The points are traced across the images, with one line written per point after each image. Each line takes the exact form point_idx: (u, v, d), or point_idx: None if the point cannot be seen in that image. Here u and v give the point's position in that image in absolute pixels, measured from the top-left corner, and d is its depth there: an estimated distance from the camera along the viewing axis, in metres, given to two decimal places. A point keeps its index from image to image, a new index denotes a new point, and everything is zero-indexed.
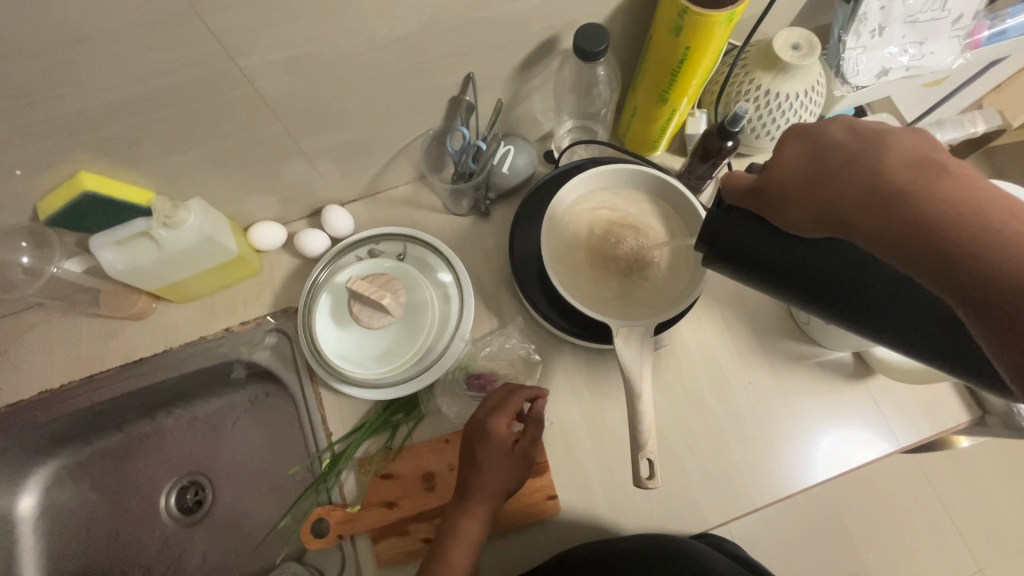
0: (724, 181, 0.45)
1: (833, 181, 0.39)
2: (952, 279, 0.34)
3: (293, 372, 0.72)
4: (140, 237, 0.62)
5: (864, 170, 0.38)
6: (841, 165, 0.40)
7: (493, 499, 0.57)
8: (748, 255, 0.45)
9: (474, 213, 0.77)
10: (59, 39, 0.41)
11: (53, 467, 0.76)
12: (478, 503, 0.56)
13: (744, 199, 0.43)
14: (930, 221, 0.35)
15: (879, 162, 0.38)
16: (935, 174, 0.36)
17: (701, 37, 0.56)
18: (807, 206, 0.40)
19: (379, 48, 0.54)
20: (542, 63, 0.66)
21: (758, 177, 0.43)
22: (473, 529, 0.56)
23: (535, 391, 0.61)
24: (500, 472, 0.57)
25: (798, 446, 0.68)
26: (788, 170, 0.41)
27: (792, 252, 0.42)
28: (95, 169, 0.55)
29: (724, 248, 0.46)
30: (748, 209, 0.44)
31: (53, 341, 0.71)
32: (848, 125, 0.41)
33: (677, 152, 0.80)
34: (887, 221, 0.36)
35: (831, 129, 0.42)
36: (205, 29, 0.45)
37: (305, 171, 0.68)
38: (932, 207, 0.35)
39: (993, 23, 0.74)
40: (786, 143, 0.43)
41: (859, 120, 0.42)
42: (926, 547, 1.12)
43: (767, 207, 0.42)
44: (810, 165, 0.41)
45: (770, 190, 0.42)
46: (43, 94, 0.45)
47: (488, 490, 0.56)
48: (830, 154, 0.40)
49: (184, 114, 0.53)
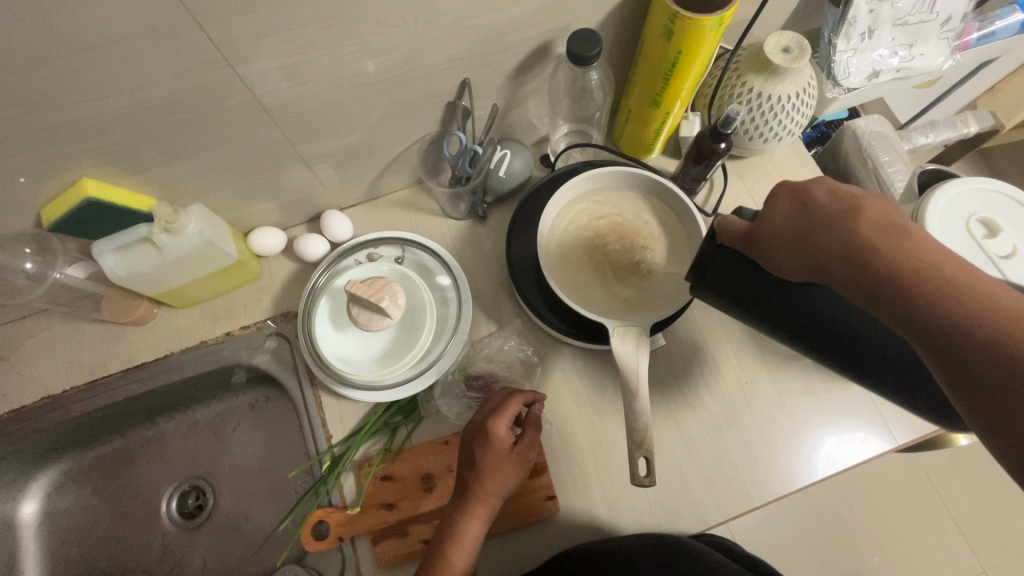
0: (720, 224, 0.48)
1: (815, 235, 0.42)
2: (915, 326, 0.37)
3: (293, 375, 0.72)
4: (140, 242, 0.62)
5: (841, 227, 0.41)
6: (822, 221, 0.42)
7: (492, 500, 0.57)
8: (735, 286, 0.48)
9: (471, 216, 0.78)
10: (63, 48, 0.43)
11: (54, 473, 0.77)
12: (479, 504, 0.56)
13: (737, 242, 0.46)
14: (897, 279, 0.38)
15: (856, 225, 0.40)
16: (902, 237, 0.39)
17: (692, 41, 0.57)
18: (792, 257, 0.43)
19: (377, 54, 0.55)
20: (537, 69, 0.67)
21: (752, 226, 0.46)
22: (473, 531, 0.56)
23: (533, 396, 0.63)
24: (500, 478, 0.57)
25: (794, 446, 0.68)
26: (775, 226, 0.44)
27: (775, 288, 0.46)
28: (97, 176, 0.56)
29: (716, 282, 0.49)
30: (738, 251, 0.47)
31: (55, 347, 0.72)
32: (830, 186, 0.44)
33: (672, 154, 0.81)
34: (860, 275, 0.39)
35: (815, 189, 0.44)
36: (205, 36, 0.46)
37: (304, 176, 0.69)
38: (899, 266, 0.38)
39: (982, 25, 0.76)
40: (777, 197, 0.46)
41: (837, 179, 0.45)
42: (930, 547, 1.11)
43: (757, 254, 0.46)
44: (797, 221, 0.43)
45: (758, 238, 0.45)
46: (48, 102, 0.47)
47: (489, 491, 0.57)
48: (813, 211, 0.43)
49: (184, 121, 0.54)
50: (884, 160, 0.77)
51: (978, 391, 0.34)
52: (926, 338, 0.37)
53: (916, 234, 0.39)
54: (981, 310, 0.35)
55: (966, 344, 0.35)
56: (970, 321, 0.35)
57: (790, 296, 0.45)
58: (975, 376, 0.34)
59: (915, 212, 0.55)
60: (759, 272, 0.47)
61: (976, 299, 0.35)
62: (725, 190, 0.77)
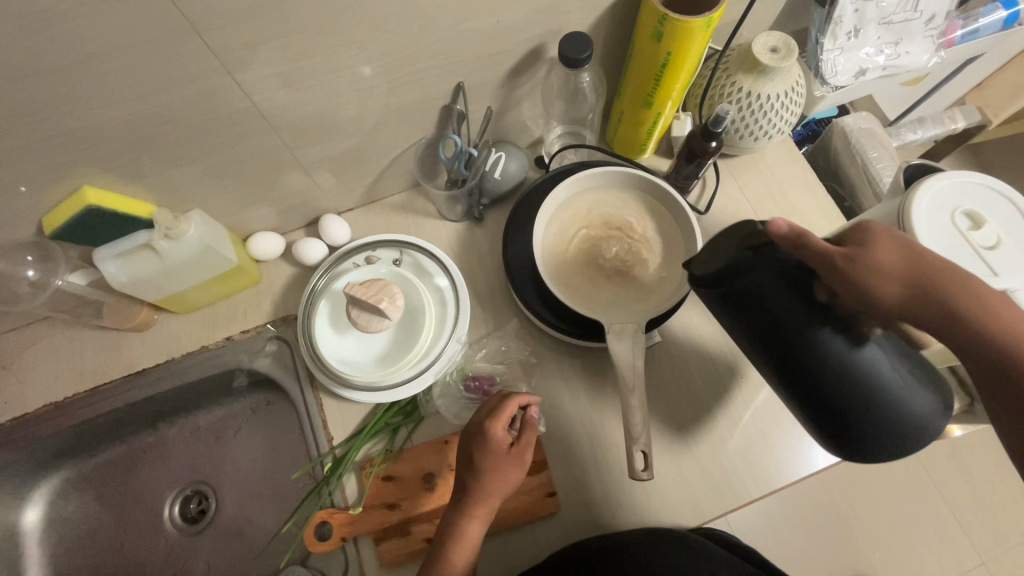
0: (793, 235, 0.45)
1: (911, 276, 0.43)
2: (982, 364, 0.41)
3: (293, 379, 0.72)
4: (141, 249, 0.63)
5: (948, 276, 0.42)
6: (923, 265, 0.43)
7: (492, 501, 0.58)
8: (764, 294, 0.47)
9: (468, 218, 0.78)
10: (66, 58, 0.43)
11: (57, 481, 0.77)
12: (479, 505, 0.57)
13: (812, 257, 0.45)
14: (984, 338, 0.41)
15: (929, 275, 0.43)
16: (990, 298, 0.42)
17: (681, 42, 0.58)
18: (898, 290, 0.43)
19: (372, 60, 0.56)
20: (530, 72, 0.68)
21: (835, 249, 0.44)
22: (474, 531, 0.56)
23: (528, 401, 0.62)
24: (498, 483, 0.58)
25: (789, 438, 0.69)
26: (872, 256, 0.44)
27: (811, 326, 0.46)
28: (97, 183, 0.57)
29: (752, 299, 0.48)
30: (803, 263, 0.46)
31: (57, 354, 0.73)
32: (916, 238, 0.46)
33: (665, 154, 0.82)
34: (940, 323, 0.42)
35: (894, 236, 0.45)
36: (203, 45, 0.47)
37: (302, 181, 0.70)
38: (995, 328, 0.41)
39: (966, 22, 0.77)
40: (878, 236, 0.45)
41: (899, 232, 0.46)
42: (928, 539, 1.13)
43: (842, 273, 0.44)
44: (908, 261, 0.43)
45: (854, 265, 0.44)
46: (51, 111, 0.47)
47: (489, 492, 0.58)
48: (924, 257, 0.43)
49: (184, 129, 0.55)
50: (873, 156, 0.78)
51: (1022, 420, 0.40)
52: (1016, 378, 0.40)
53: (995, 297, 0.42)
54: None
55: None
56: None
57: (825, 331, 0.46)
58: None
59: (902, 206, 0.56)
60: (809, 298, 0.46)
61: None
62: (718, 188, 0.78)
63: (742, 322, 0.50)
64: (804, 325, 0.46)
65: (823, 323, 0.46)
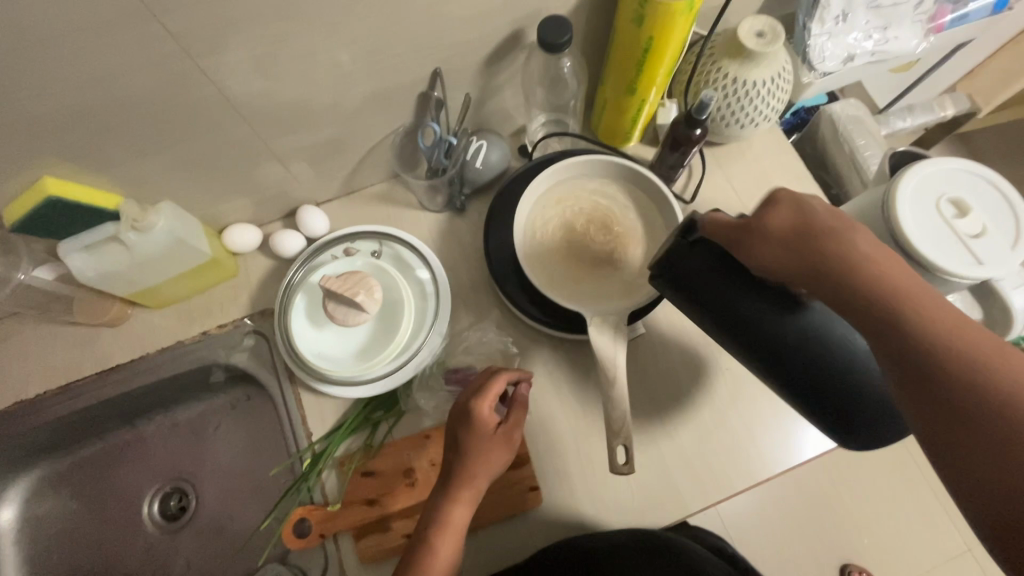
0: (708, 219, 0.45)
1: (804, 242, 0.38)
2: (932, 395, 0.33)
3: (271, 374, 0.71)
4: (108, 242, 0.61)
5: (837, 252, 0.36)
6: (814, 225, 0.38)
7: (477, 483, 0.57)
8: (699, 283, 0.46)
9: (449, 208, 0.77)
10: (12, 42, 0.41)
11: (33, 480, 0.75)
12: (465, 487, 0.57)
13: (726, 234, 0.43)
14: (920, 348, 0.33)
15: (853, 261, 0.36)
16: (899, 266, 0.36)
17: (663, 26, 0.56)
18: (784, 264, 0.39)
19: (341, 46, 0.54)
20: (509, 58, 0.66)
21: (741, 221, 0.42)
22: (458, 514, 0.56)
23: (519, 381, 0.61)
24: (486, 462, 0.57)
25: (775, 430, 0.68)
26: (767, 233, 0.39)
27: (766, 311, 0.44)
28: (58, 174, 0.55)
29: (698, 292, 0.47)
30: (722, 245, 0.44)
31: (27, 351, 0.71)
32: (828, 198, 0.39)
33: (650, 142, 0.81)
34: (845, 303, 0.36)
35: (816, 205, 0.39)
36: (162, 30, 0.45)
37: (276, 172, 0.68)
38: (923, 337, 0.33)
39: (956, 7, 0.75)
40: (777, 203, 0.40)
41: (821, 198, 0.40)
42: (915, 527, 1.14)
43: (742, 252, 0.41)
44: (791, 234, 0.38)
45: (750, 233, 0.40)
46: (2, 98, 0.45)
47: (476, 473, 0.57)
48: (813, 231, 0.38)
49: (147, 117, 0.53)
50: (861, 144, 0.78)
51: (966, 469, 0.31)
52: (938, 411, 0.32)
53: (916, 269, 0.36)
54: (974, 387, 0.32)
55: (980, 424, 0.31)
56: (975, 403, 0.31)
57: (783, 313, 0.44)
58: (961, 456, 0.31)
59: (888, 194, 0.54)
60: (752, 284, 0.44)
61: (975, 382, 0.32)
62: (704, 176, 0.77)
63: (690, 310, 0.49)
64: (760, 312, 0.44)
65: (780, 306, 0.44)
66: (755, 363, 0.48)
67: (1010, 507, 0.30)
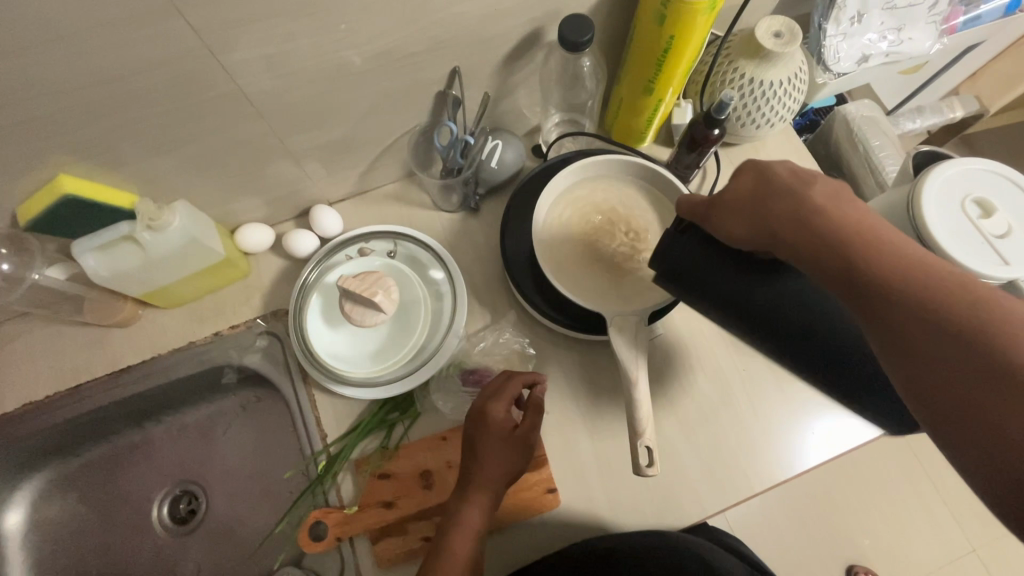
0: (682, 199, 0.49)
1: (766, 203, 0.43)
2: (884, 313, 0.37)
3: (285, 374, 0.70)
4: (122, 241, 0.60)
5: (793, 197, 0.42)
6: (774, 189, 0.44)
7: (494, 487, 0.56)
8: (693, 270, 0.47)
9: (463, 208, 0.76)
10: (33, 37, 0.41)
11: (39, 482, 0.74)
12: (481, 491, 0.56)
13: (698, 211, 0.47)
14: (870, 271, 0.38)
15: (807, 202, 0.42)
16: (851, 210, 0.41)
17: (685, 26, 0.56)
18: (748, 225, 0.44)
19: (361, 43, 0.54)
20: (527, 57, 0.65)
21: (712, 195, 0.46)
22: (475, 519, 0.55)
23: (536, 386, 0.60)
24: (501, 465, 0.57)
25: (792, 432, 0.68)
26: (735, 197, 0.45)
27: (744, 281, 0.45)
28: (75, 172, 0.54)
29: (688, 277, 0.47)
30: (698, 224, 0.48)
31: (36, 352, 0.70)
32: (788, 164, 0.45)
33: (664, 142, 0.80)
34: (812, 241, 0.40)
35: (776, 168, 0.45)
36: (184, 24, 0.44)
37: (291, 170, 0.68)
38: (870, 257, 0.38)
39: (968, 9, 0.75)
40: (741, 173, 0.46)
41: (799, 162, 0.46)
42: (921, 528, 1.14)
43: (714, 222, 0.46)
44: (755, 193, 0.44)
45: (716, 208, 0.46)
46: (21, 94, 0.44)
47: (492, 477, 0.56)
48: (772, 186, 0.44)
49: (164, 114, 0.52)
50: (875, 144, 0.77)
51: (922, 376, 0.35)
52: (898, 322, 0.37)
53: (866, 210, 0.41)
54: (922, 299, 0.36)
55: (935, 328, 0.35)
56: (928, 309, 0.36)
57: (761, 278, 0.45)
58: (919, 362, 0.35)
59: (911, 195, 0.54)
60: (726, 257, 0.46)
61: (925, 298, 0.36)
62: (719, 176, 0.77)
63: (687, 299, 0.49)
64: (739, 285, 0.46)
65: (755, 273, 0.45)
66: (745, 333, 0.48)
67: (971, 398, 0.33)
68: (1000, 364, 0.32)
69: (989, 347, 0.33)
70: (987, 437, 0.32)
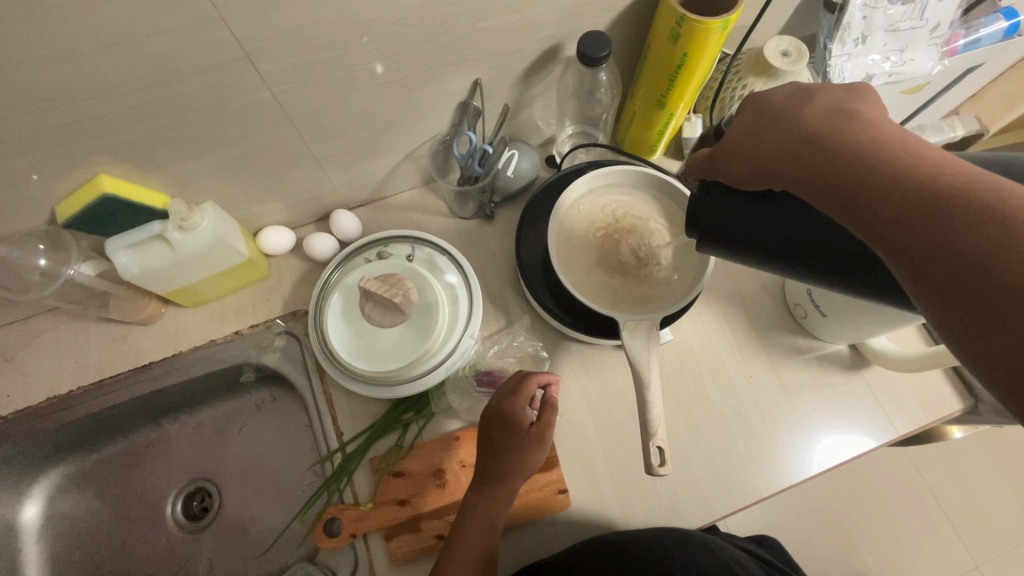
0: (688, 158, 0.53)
1: (764, 137, 0.45)
2: (883, 211, 0.37)
3: (302, 373, 0.73)
4: (154, 240, 0.63)
5: (790, 122, 0.44)
6: (773, 121, 0.46)
7: (512, 482, 0.59)
8: (717, 219, 0.48)
9: (479, 215, 0.79)
10: (88, 44, 0.43)
11: (57, 477, 0.75)
12: (500, 487, 0.59)
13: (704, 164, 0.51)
14: (867, 173, 0.38)
15: (802, 121, 0.43)
16: (847, 118, 0.41)
17: (698, 44, 0.58)
18: (750, 164, 0.46)
19: (389, 55, 0.56)
20: (545, 71, 0.68)
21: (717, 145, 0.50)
22: (493, 512, 0.58)
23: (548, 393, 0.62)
24: (517, 462, 0.60)
25: (800, 438, 0.69)
26: (737, 137, 0.48)
27: (754, 218, 0.46)
28: (112, 172, 0.57)
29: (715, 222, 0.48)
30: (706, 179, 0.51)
31: (60, 347, 0.71)
32: (786, 90, 0.47)
33: (674, 155, 0.84)
34: (808, 157, 0.41)
35: (773, 96, 0.47)
36: (229, 35, 0.47)
37: (314, 175, 0.70)
38: (866, 160, 0.38)
39: (968, 32, 0.78)
40: (742, 116, 0.49)
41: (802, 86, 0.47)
42: (924, 543, 1.14)
43: (722, 169, 0.49)
44: (755, 129, 0.47)
45: (723, 153, 0.49)
46: (69, 98, 0.47)
47: (512, 472, 0.60)
48: (769, 115, 0.46)
49: (201, 119, 0.55)
50: None
51: (927, 268, 0.34)
52: (901, 215, 0.36)
53: (866, 116, 0.41)
54: (920, 189, 0.35)
55: (937, 216, 0.34)
56: (928, 197, 0.35)
57: (769, 209, 0.45)
58: (924, 257, 0.34)
59: None
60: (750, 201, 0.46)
61: (921, 187, 0.35)
62: None
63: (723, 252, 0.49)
64: (767, 225, 0.45)
65: (760, 208, 0.46)
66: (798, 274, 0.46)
67: (982, 280, 0.31)
68: (996, 248, 0.31)
69: (986, 229, 0.32)
70: (1000, 310, 0.30)
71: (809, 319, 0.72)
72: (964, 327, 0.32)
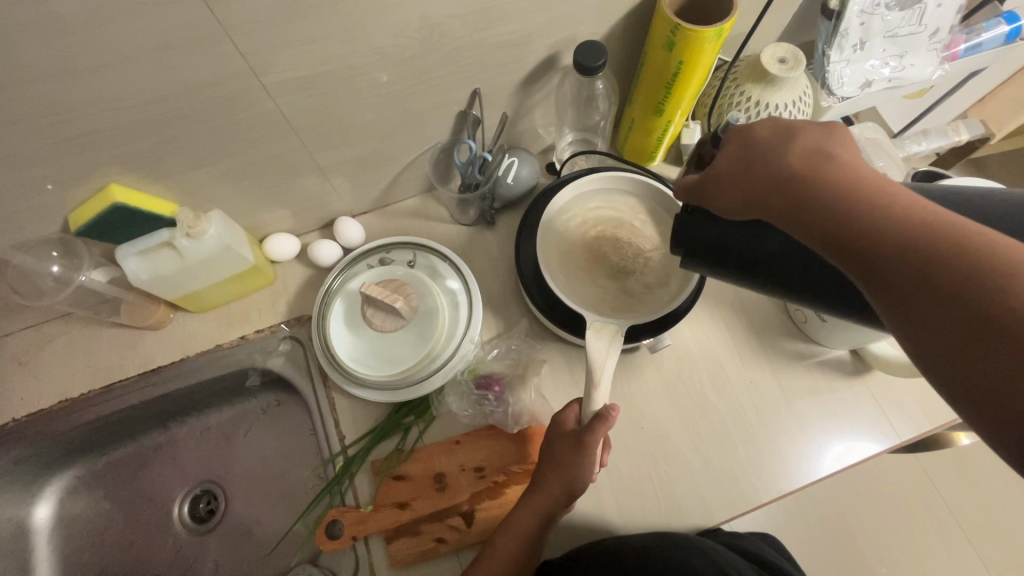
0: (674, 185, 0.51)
1: (750, 168, 0.43)
2: (875, 258, 0.35)
3: (306, 378, 0.73)
4: (163, 247, 0.64)
5: (775, 158, 0.42)
6: (757, 155, 0.44)
7: (545, 489, 0.60)
8: (706, 237, 0.48)
9: (479, 222, 0.80)
10: (98, 59, 0.45)
11: (68, 478, 0.77)
12: (532, 496, 0.60)
13: (690, 191, 0.48)
14: (855, 217, 0.37)
15: (788, 157, 0.42)
16: (830, 160, 0.40)
17: (692, 52, 0.59)
18: (733, 196, 0.45)
19: (389, 67, 0.58)
20: (543, 80, 0.69)
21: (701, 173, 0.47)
22: (524, 522, 0.59)
23: (605, 405, 0.59)
24: (573, 469, 0.59)
25: (802, 444, 0.69)
26: (720, 166, 0.46)
27: (742, 232, 0.46)
28: (123, 181, 0.59)
29: (700, 239, 0.48)
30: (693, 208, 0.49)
31: (73, 351, 0.74)
32: (768, 122, 0.46)
33: (674, 161, 0.84)
34: (797, 197, 0.40)
35: (756, 127, 0.46)
36: (234, 49, 0.49)
37: (318, 184, 0.72)
38: (855, 203, 0.37)
39: (969, 36, 0.77)
40: (727, 143, 0.47)
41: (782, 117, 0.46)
42: (935, 552, 1.12)
43: (704, 198, 0.47)
44: (738, 159, 0.45)
45: (708, 183, 0.46)
46: (82, 110, 0.49)
47: (545, 479, 0.60)
48: (753, 147, 0.44)
49: (208, 130, 0.57)
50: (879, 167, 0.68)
51: (921, 317, 0.33)
52: (892, 263, 0.34)
53: (847, 159, 0.40)
54: (911, 237, 0.34)
55: (928, 265, 0.33)
56: (919, 246, 0.34)
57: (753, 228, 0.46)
58: (917, 306, 0.33)
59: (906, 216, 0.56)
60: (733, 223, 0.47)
61: (913, 234, 0.34)
62: None
63: (716, 271, 0.50)
64: (753, 243, 0.46)
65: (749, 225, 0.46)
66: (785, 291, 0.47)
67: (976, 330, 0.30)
68: (993, 304, 0.30)
69: (982, 280, 0.31)
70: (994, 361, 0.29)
71: (808, 323, 0.72)
72: (958, 372, 0.31)
